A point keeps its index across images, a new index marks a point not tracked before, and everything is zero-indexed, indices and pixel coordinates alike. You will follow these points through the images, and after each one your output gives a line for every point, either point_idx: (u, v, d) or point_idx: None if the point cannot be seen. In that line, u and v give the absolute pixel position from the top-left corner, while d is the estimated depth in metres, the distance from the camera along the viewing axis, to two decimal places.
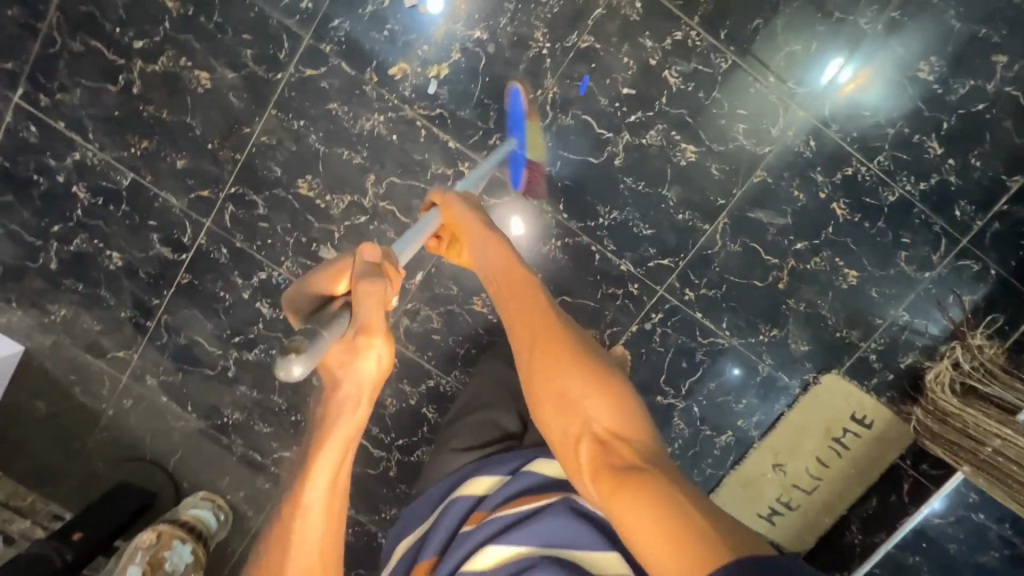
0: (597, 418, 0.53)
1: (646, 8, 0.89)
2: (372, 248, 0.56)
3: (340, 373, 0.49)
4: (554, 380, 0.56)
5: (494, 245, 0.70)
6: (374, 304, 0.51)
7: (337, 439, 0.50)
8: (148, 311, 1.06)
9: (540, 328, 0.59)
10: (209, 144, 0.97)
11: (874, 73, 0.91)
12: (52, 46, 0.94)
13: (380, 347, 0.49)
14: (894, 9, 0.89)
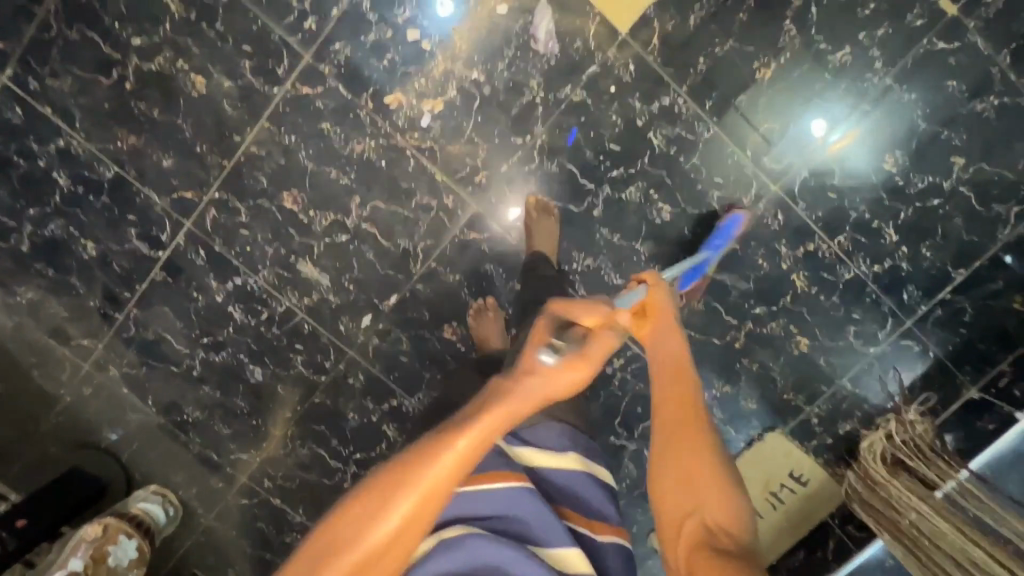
0: (695, 499, 0.55)
1: (639, 71, 0.93)
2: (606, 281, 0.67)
3: (518, 382, 0.50)
4: (681, 454, 0.57)
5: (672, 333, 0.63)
6: (570, 318, 0.59)
7: (475, 430, 0.47)
8: (118, 303, 1.06)
9: (692, 410, 0.58)
10: (198, 148, 0.97)
11: (860, 134, 0.95)
12: (46, 32, 0.93)
13: (572, 377, 0.50)
14: (869, 102, 0.94)
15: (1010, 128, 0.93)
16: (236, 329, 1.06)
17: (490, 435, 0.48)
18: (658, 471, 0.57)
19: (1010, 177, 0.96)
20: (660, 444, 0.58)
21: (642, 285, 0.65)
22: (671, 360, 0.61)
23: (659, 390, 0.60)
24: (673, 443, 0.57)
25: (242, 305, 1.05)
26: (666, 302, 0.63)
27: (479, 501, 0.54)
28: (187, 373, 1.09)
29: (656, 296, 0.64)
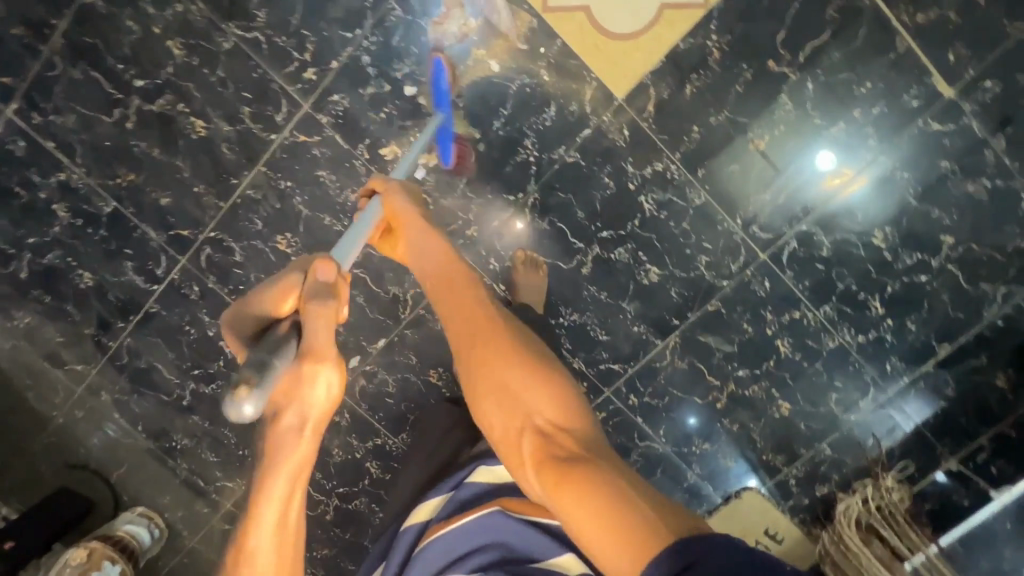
0: (524, 403, 0.60)
1: (633, 136, 0.93)
2: (327, 265, 0.56)
3: (285, 406, 0.50)
4: (492, 371, 0.62)
5: (431, 238, 0.73)
6: (325, 326, 0.53)
7: (282, 486, 0.53)
8: (112, 332, 1.08)
9: (482, 324, 0.64)
10: (195, 188, 0.99)
11: (857, 202, 0.95)
12: (51, 70, 0.94)
13: (331, 375, 0.51)
14: (862, 178, 0.94)
15: (1001, 211, 0.93)
16: (227, 363, 1.08)
17: (303, 475, 0.54)
18: (486, 405, 0.62)
19: (998, 258, 0.96)
20: (470, 364, 0.63)
21: (381, 199, 0.76)
22: (439, 282, 0.69)
23: (452, 320, 0.66)
24: (481, 365, 0.62)
25: None
26: (407, 210, 0.74)
27: (460, 539, 0.65)
28: (177, 402, 1.11)
29: (397, 207, 0.75)
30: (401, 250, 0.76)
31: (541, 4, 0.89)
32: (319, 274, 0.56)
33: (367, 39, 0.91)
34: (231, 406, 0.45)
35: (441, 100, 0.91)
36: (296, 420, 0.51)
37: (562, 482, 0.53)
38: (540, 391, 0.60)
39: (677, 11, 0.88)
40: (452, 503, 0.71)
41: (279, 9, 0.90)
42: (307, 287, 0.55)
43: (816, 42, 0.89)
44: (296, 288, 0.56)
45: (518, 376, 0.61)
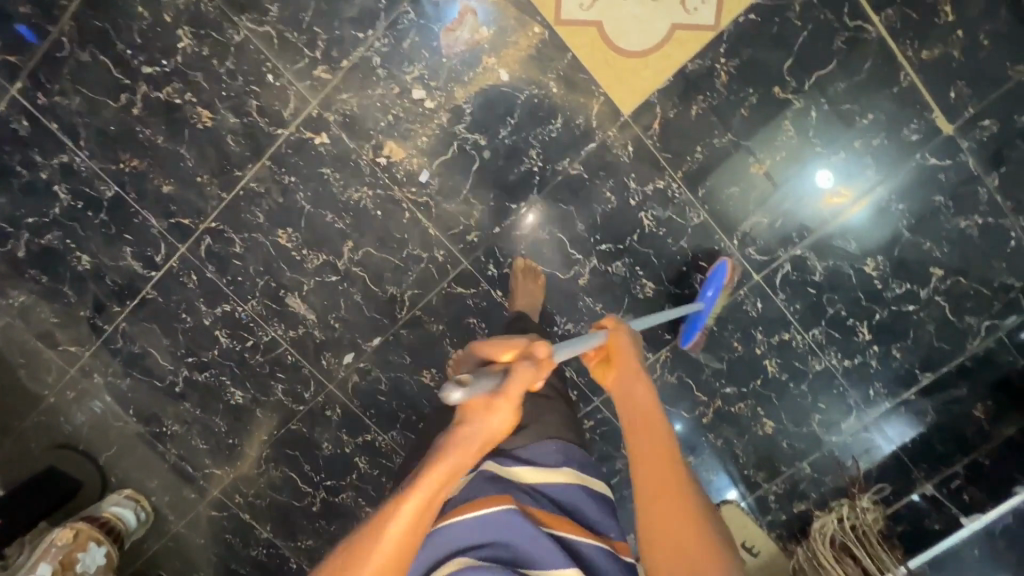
0: (684, 550, 0.52)
1: (637, 153, 0.95)
2: (544, 342, 0.58)
3: (466, 420, 0.52)
4: (676, 531, 0.53)
5: (641, 384, 0.67)
6: (523, 382, 0.54)
7: (420, 494, 0.49)
8: (107, 316, 1.08)
9: (672, 470, 0.57)
10: (199, 178, 0.99)
11: (851, 231, 0.97)
12: (59, 51, 0.94)
13: (508, 415, 0.53)
14: (858, 207, 0.96)
15: (989, 247, 0.96)
16: (221, 352, 1.09)
17: (445, 491, 0.50)
18: (658, 562, 0.52)
19: (985, 293, 0.98)
20: (650, 516, 0.55)
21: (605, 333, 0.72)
22: (642, 420, 0.62)
23: (637, 456, 0.59)
24: (649, 499, 0.55)
25: (229, 330, 1.07)
26: (629, 347, 0.71)
27: (465, 534, 0.55)
28: (170, 389, 1.12)
29: (621, 343, 0.72)
30: (609, 381, 0.71)
31: (553, 17, 0.89)
32: (536, 348, 0.57)
33: (378, 41, 0.91)
34: (445, 387, 0.51)
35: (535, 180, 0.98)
36: (465, 436, 0.52)
37: None
38: (711, 556, 0.52)
39: (688, 32, 0.89)
40: (465, 489, 0.60)
41: (293, 6, 0.91)
42: (527, 351, 0.56)
43: (822, 71, 0.90)
44: (518, 346, 0.59)
45: (688, 535, 0.53)
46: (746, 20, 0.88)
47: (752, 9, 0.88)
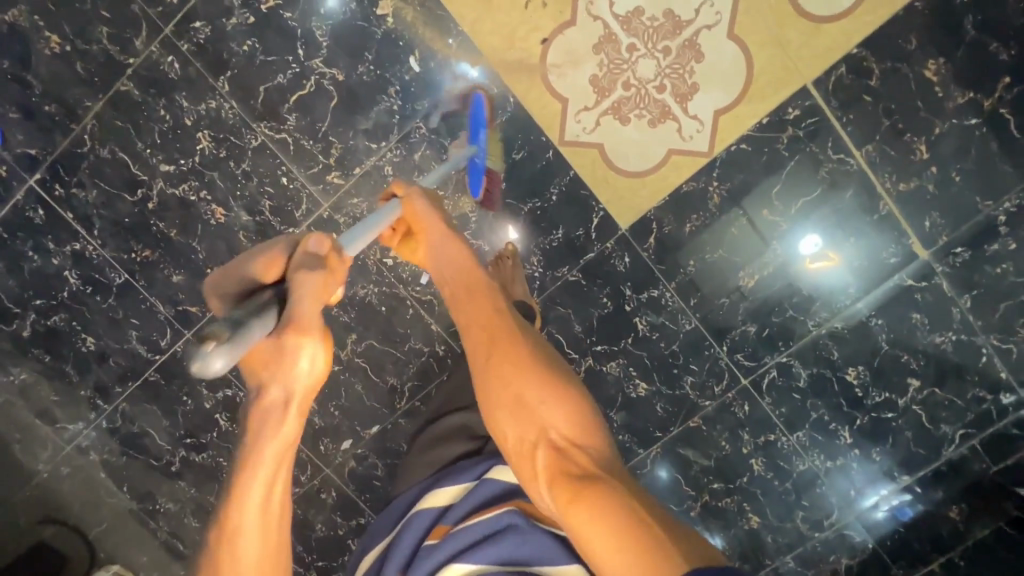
0: (541, 396, 0.60)
1: (633, 263, 0.99)
2: (321, 238, 0.54)
3: (265, 376, 0.48)
4: (512, 385, 0.62)
5: (453, 244, 0.73)
6: (312, 297, 0.49)
7: (269, 461, 0.49)
8: (108, 396, 1.09)
9: (494, 324, 0.66)
10: (208, 269, 1.02)
11: (834, 341, 1.02)
12: (79, 147, 0.97)
13: (318, 351, 0.48)
14: (839, 321, 1.01)
15: (962, 361, 1.01)
16: (220, 435, 1.10)
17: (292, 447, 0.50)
18: (499, 411, 0.62)
19: (959, 403, 1.03)
20: (483, 373, 0.64)
21: (400, 202, 0.75)
22: (460, 288, 0.70)
23: (468, 325, 0.67)
24: (491, 362, 0.63)
25: (229, 414, 1.09)
26: (426, 213, 0.74)
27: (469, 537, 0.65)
28: (166, 468, 1.13)
29: (416, 211, 0.75)
30: (420, 254, 0.77)
31: (558, 137, 0.94)
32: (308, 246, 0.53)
33: (391, 152, 0.96)
34: (198, 360, 0.40)
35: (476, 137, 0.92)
36: (281, 394, 0.48)
37: (572, 500, 0.53)
38: (561, 403, 0.60)
39: (683, 156, 0.94)
40: (475, 494, 0.71)
41: (309, 117, 0.95)
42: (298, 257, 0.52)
43: (806, 198, 0.96)
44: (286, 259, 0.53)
45: (537, 393, 0.60)
46: (738, 148, 0.94)
47: (744, 139, 0.93)
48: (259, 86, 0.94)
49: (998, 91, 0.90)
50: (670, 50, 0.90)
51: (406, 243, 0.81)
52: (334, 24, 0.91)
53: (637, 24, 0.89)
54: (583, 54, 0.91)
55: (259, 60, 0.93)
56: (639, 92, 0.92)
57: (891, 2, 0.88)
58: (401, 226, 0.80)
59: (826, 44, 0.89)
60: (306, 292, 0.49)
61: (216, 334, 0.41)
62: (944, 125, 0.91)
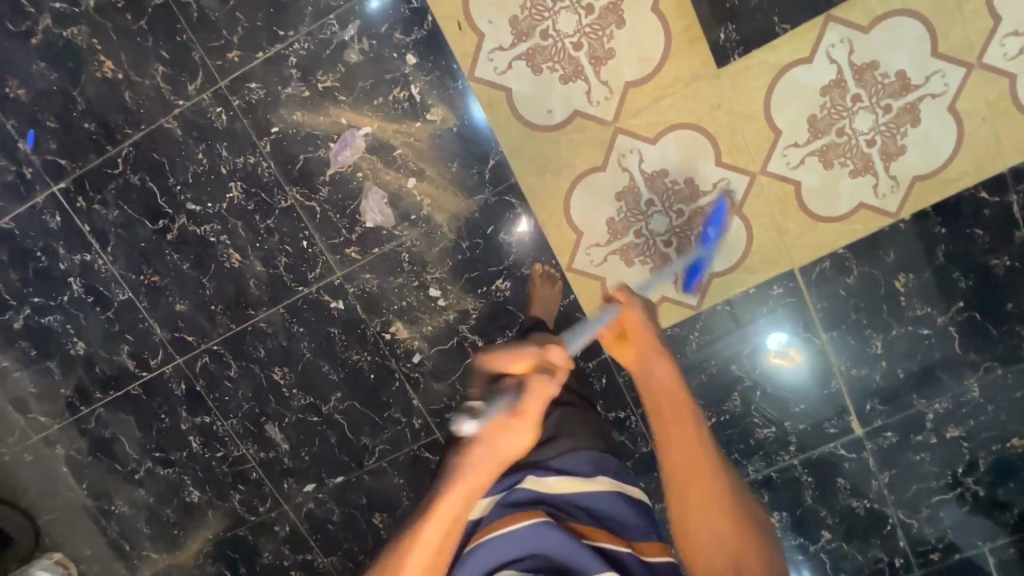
0: (702, 479, 0.67)
1: (609, 384, 1.08)
2: (558, 350, 0.63)
3: (483, 444, 0.60)
4: (700, 477, 0.67)
5: (668, 365, 0.76)
6: (536, 398, 0.60)
7: (434, 531, 0.61)
8: (87, 399, 1.12)
9: (683, 417, 0.71)
10: (213, 306, 1.06)
11: (768, 485, 1.13)
12: (111, 168, 0.99)
13: (528, 432, 0.61)
14: (775, 470, 1.13)
15: (869, 524, 1.14)
16: (190, 455, 1.15)
17: (473, 498, 0.62)
18: (694, 525, 0.66)
19: (861, 559, 1.16)
20: (682, 472, 0.68)
21: (617, 308, 0.80)
22: (664, 401, 0.72)
23: (670, 434, 0.70)
24: (682, 451, 0.69)
25: (202, 437, 1.13)
26: (644, 327, 0.79)
27: (501, 548, 0.62)
28: (129, 474, 1.16)
29: (633, 320, 0.79)
30: (627, 359, 0.79)
31: (567, 263, 1.01)
32: (551, 356, 0.63)
33: (410, 241, 1.01)
34: (462, 421, 0.62)
35: (526, 252, 1.01)
36: (488, 454, 0.60)
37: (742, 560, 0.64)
38: (705, 483, 0.67)
39: (673, 304, 1.03)
40: (501, 503, 0.67)
41: (341, 193, 0.99)
42: (533, 355, 0.62)
43: (772, 361, 1.06)
44: (530, 355, 0.62)
45: (711, 486, 0.67)
46: (721, 309, 1.04)
47: (729, 302, 1.03)
48: (299, 154, 0.98)
49: (951, 312, 1.02)
50: (683, 212, 0.99)
51: (617, 349, 0.80)
52: (382, 116, 0.95)
53: (659, 184, 0.97)
54: (605, 198, 0.98)
55: (304, 132, 0.97)
56: (647, 242, 1.00)
57: (880, 218, 0.98)
58: (615, 327, 0.80)
59: (819, 239, 1.00)
60: (536, 393, 0.60)
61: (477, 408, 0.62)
62: (900, 328, 1.04)
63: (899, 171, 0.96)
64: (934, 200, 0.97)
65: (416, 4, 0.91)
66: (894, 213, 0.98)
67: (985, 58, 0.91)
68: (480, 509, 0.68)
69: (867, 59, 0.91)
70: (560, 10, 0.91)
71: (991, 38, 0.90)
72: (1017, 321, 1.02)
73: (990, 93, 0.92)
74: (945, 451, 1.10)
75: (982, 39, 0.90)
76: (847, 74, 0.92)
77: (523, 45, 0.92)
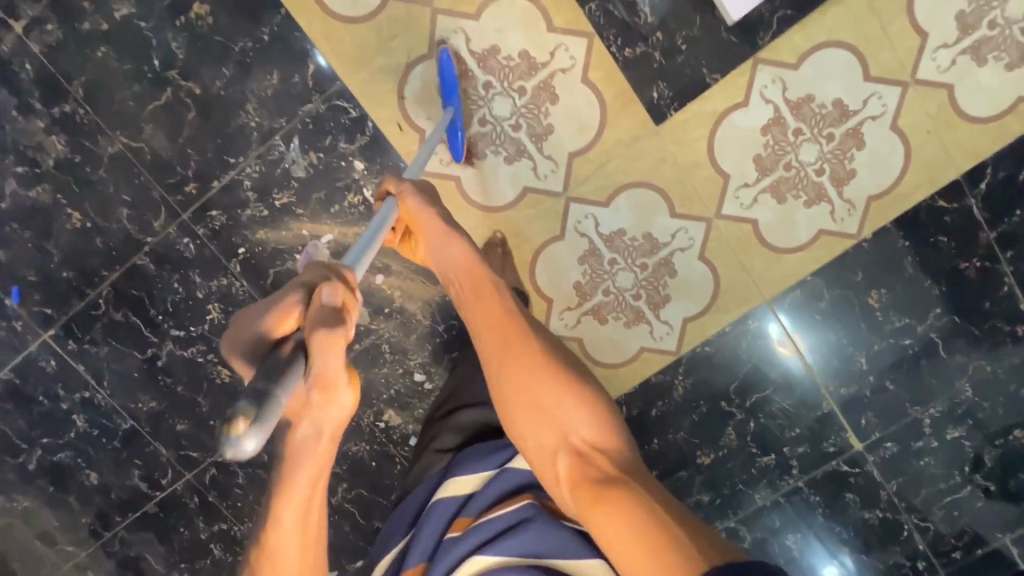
0: (528, 386, 0.70)
1: None
2: (333, 287, 0.52)
3: (303, 422, 0.52)
4: (528, 387, 0.70)
5: (450, 241, 0.77)
6: (332, 357, 0.49)
7: (288, 524, 0.58)
8: (108, 524, 1.16)
9: (508, 330, 0.73)
10: (211, 421, 1.09)
11: (777, 510, 1.12)
12: (94, 309, 1.03)
13: (347, 391, 0.52)
14: (782, 494, 1.12)
15: (887, 532, 1.13)
16: (214, 561, 1.17)
17: (318, 481, 0.57)
18: (516, 419, 0.70)
19: (884, 567, 1.14)
20: (514, 373, 0.71)
21: (395, 199, 0.75)
22: (462, 277, 0.77)
23: (480, 316, 0.76)
24: (507, 354, 0.72)
25: (224, 543, 1.16)
26: (425, 214, 0.76)
27: (489, 529, 0.71)
28: None
29: (411, 210, 0.77)
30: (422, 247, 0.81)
31: None
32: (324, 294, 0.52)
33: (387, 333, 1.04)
34: (232, 446, 0.40)
35: None
36: (311, 431, 0.53)
37: (595, 505, 0.60)
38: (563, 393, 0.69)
39: (653, 353, 1.05)
40: (494, 485, 0.76)
41: None
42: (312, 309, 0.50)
43: (760, 393, 1.07)
44: (297, 310, 0.52)
45: (549, 394, 0.69)
46: (701, 350, 1.05)
47: (707, 343, 1.04)
48: (268, 269, 1.01)
49: (930, 319, 1.03)
50: (647, 265, 1.00)
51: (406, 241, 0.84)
52: (341, 222, 0.98)
53: (619, 243, 0.99)
54: (569, 264, 1.00)
55: (270, 248, 1.00)
56: (617, 298, 1.02)
57: (843, 241, 0.99)
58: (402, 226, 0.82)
59: (787, 269, 1.00)
60: (327, 349, 0.48)
61: (243, 414, 0.41)
62: (882, 342, 1.04)
63: (852, 194, 0.96)
64: (893, 215, 0.98)
65: (355, 113, 0.93)
66: (855, 234, 0.98)
67: (918, 73, 0.91)
68: (475, 482, 0.78)
69: (802, 93, 0.92)
70: (494, 96, 0.93)
71: (921, 54, 0.90)
72: (997, 317, 1.02)
73: (930, 106, 0.92)
74: (948, 453, 1.09)
75: (912, 56, 0.91)
76: (785, 111, 0.93)
77: (464, 134, 0.94)
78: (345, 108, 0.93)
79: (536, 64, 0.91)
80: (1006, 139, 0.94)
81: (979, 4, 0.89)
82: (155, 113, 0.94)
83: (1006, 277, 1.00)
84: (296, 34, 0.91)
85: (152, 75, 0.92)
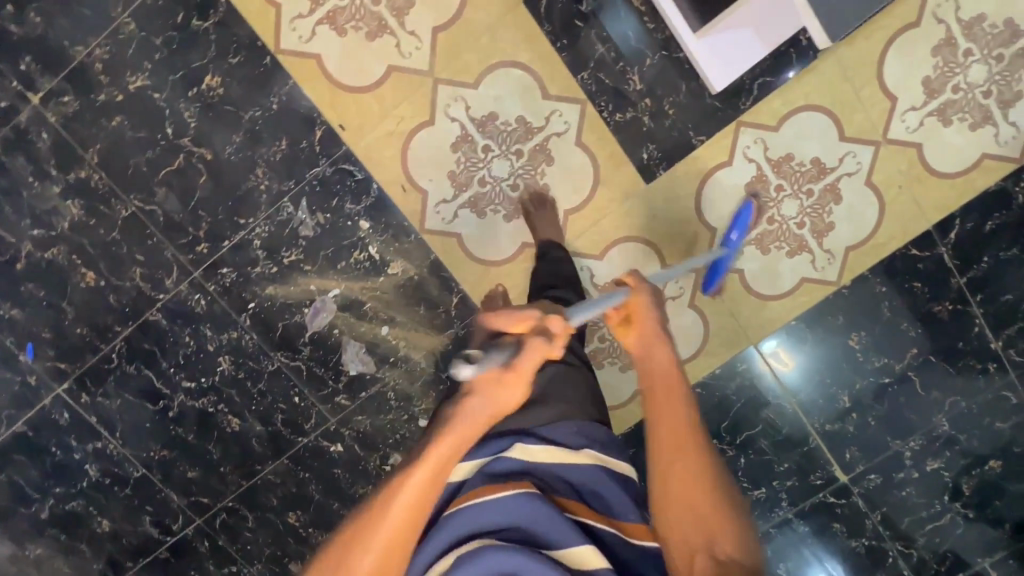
0: (688, 480, 0.65)
1: None
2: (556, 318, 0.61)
3: (475, 399, 0.58)
4: (687, 480, 0.65)
5: (662, 345, 0.73)
6: (533, 359, 0.59)
7: (420, 478, 0.58)
8: (119, 570, 1.17)
9: (688, 430, 0.67)
10: (222, 468, 1.13)
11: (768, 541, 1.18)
12: (107, 363, 1.07)
13: (520, 390, 0.59)
14: (771, 525, 1.17)
15: (871, 560, 1.18)
16: None
17: (458, 454, 0.59)
18: (671, 512, 0.64)
19: None
20: (670, 470, 0.66)
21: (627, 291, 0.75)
22: (659, 386, 0.71)
23: (662, 419, 0.68)
24: (674, 443, 0.67)
25: None
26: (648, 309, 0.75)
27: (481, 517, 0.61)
28: None
29: (641, 305, 0.75)
30: (632, 344, 0.75)
31: None
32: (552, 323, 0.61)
33: (393, 380, 1.08)
34: (454, 367, 0.56)
35: None
36: (481, 404, 0.58)
37: None
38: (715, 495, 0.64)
39: None
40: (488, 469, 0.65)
41: (322, 349, 1.06)
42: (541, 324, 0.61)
43: (748, 431, 1.12)
44: (532, 320, 0.61)
45: (707, 495, 0.64)
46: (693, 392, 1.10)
47: (699, 384, 1.09)
48: (277, 322, 1.05)
49: (907, 359, 1.09)
50: None
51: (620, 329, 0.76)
52: (348, 277, 1.02)
53: None
54: None
55: (279, 302, 1.04)
56: (611, 343, 1.07)
57: (824, 288, 1.05)
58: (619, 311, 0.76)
59: (773, 315, 1.06)
60: (531, 352, 0.59)
61: (469, 355, 0.57)
62: (863, 381, 1.10)
63: (831, 245, 1.02)
64: (870, 264, 1.04)
65: (360, 176, 0.98)
66: (835, 281, 1.04)
67: (890, 134, 0.98)
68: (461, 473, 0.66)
69: (782, 153, 0.98)
70: (492, 159, 0.98)
71: (892, 116, 0.97)
72: (970, 356, 1.08)
73: (901, 163, 0.99)
74: (927, 482, 1.15)
75: (884, 118, 0.97)
76: (767, 170, 0.99)
77: (465, 194, 0.99)
78: (350, 171, 0.98)
79: (533, 128, 0.96)
80: (972, 193, 1.00)
81: (944, 70, 0.95)
82: (168, 178, 0.98)
83: (976, 319, 1.06)
84: (303, 103, 0.95)
85: (165, 142, 0.96)
